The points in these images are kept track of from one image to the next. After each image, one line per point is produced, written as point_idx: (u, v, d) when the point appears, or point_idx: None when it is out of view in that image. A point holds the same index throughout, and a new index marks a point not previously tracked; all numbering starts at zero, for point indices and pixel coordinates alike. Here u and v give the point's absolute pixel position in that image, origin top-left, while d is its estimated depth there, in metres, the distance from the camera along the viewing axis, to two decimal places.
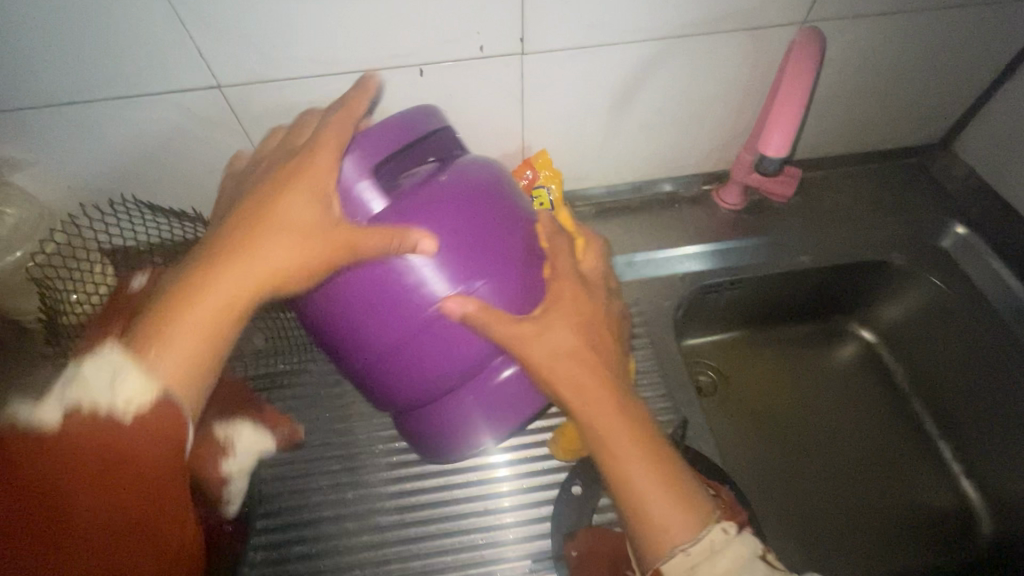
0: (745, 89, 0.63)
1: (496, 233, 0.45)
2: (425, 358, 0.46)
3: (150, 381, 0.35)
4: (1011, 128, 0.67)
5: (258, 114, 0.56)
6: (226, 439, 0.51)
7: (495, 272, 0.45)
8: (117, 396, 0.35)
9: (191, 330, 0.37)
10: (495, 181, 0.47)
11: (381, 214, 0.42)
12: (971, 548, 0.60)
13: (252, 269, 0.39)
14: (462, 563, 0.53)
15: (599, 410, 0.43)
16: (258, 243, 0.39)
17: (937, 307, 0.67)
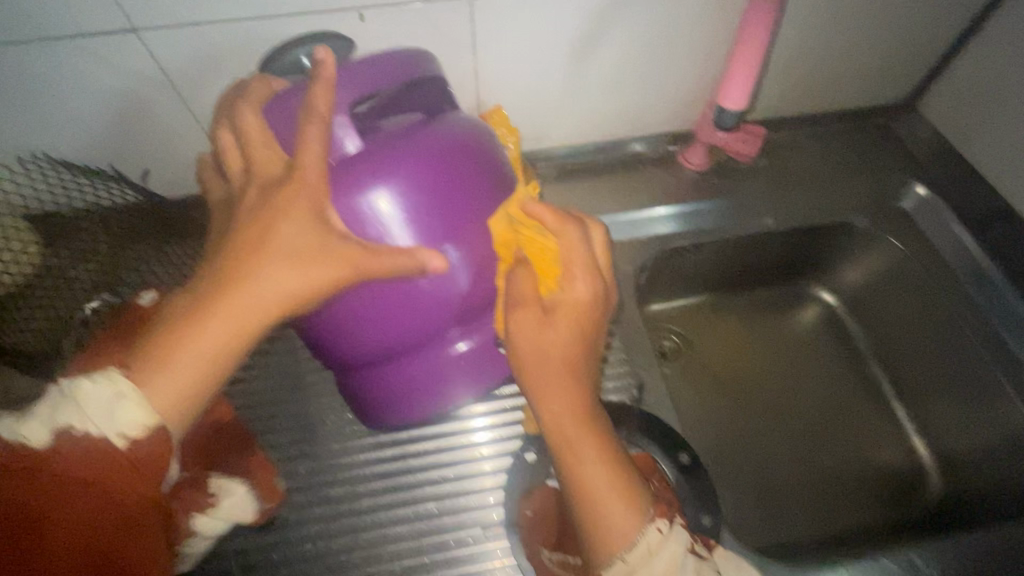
0: (710, 42, 0.60)
1: (477, 200, 0.45)
2: (378, 319, 0.45)
3: (147, 412, 0.36)
4: (975, 86, 0.66)
5: (184, 64, 0.51)
6: (213, 490, 0.46)
7: (471, 240, 0.45)
8: (110, 431, 0.36)
9: (193, 356, 0.37)
10: (482, 143, 0.46)
11: (362, 161, 0.41)
12: (920, 502, 0.62)
13: (255, 294, 0.38)
14: (418, 532, 0.51)
15: (561, 412, 0.44)
16: (258, 264, 0.38)
17: (897, 268, 0.67)
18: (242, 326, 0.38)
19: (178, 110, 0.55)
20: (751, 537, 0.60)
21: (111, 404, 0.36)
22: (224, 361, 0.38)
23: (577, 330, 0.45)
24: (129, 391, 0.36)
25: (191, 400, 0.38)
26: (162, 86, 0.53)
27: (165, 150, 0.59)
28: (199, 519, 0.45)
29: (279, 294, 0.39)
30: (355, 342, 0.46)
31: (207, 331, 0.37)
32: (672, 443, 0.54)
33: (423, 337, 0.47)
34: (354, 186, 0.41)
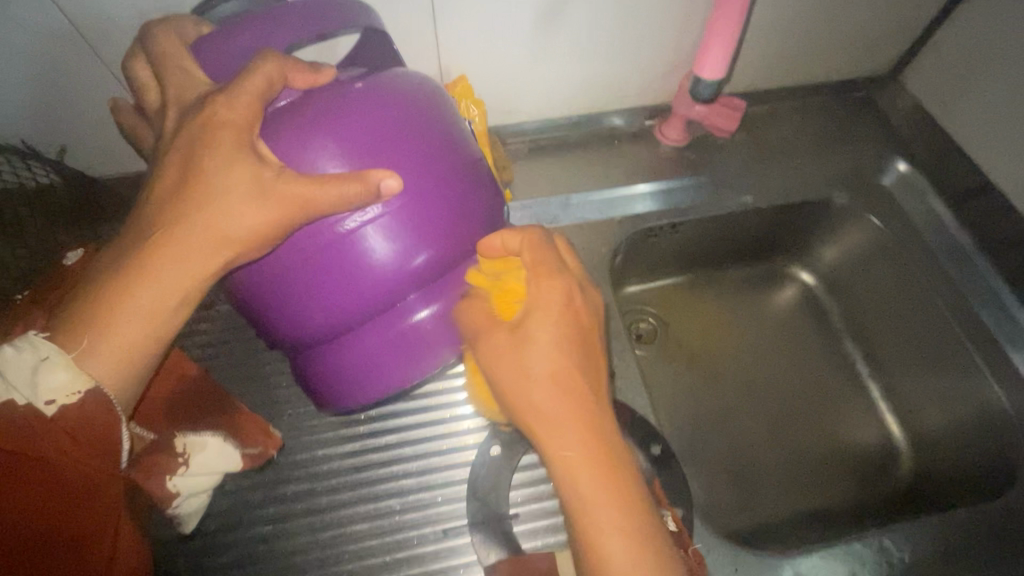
0: (687, 9, 0.56)
1: (422, 146, 0.40)
2: (325, 285, 0.40)
3: (79, 376, 0.36)
4: (959, 57, 0.64)
5: (105, 26, 0.46)
6: (182, 449, 0.45)
7: (415, 190, 0.40)
8: (37, 397, 0.35)
9: (128, 315, 0.37)
10: (428, 93, 0.41)
11: (289, 116, 0.37)
12: (893, 483, 0.61)
13: (185, 246, 0.37)
14: (378, 530, 0.49)
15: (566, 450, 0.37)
16: (185, 212, 0.37)
17: (877, 247, 0.66)
18: (178, 280, 0.37)
19: (104, 79, 0.50)
20: (724, 522, 0.59)
21: (36, 368, 0.35)
22: (160, 319, 0.38)
23: (566, 343, 0.39)
24: (54, 355, 0.35)
25: (128, 357, 0.37)
26: (83, 52, 0.47)
27: (94, 125, 0.54)
28: (172, 480, 0.44)
29: (213, 242, 0.37)
30: (305, 326, 0.42)
31: (140, 291, 0.37)
32: (645, 435, 0.52)
33: (369, 308, 0.42)
34: (291, 125, 0.37)
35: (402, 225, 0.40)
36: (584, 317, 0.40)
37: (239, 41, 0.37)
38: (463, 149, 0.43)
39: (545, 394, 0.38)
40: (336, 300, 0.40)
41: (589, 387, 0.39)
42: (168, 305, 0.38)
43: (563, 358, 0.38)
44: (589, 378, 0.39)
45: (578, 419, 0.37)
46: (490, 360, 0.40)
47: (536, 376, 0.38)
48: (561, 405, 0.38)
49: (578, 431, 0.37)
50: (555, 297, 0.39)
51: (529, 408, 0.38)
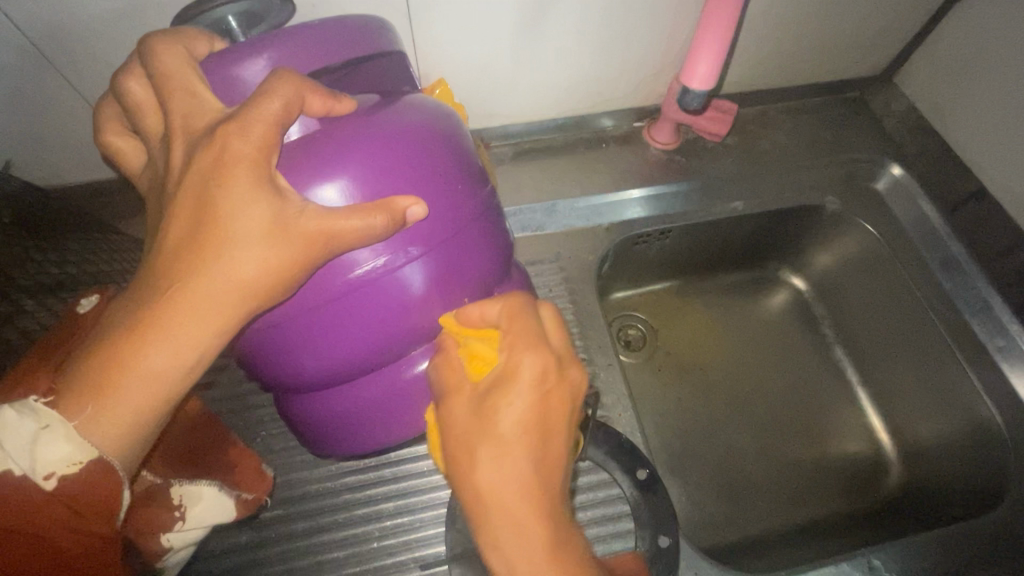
0: (675, 10, 0.54)
1: (449, 191, 0.37)
2: (343, 333, 0.37)
3: (81, 446, 0.32)
4: (954, 60, 0.62)
5: (54, 31, 0.43)
6: (179, 501, 0.42)
7: (441, 242, 0.37)
8: (36, 470, 0.32)
9: (137, 379, 0.32)
10: (450, 129, 0.38)
11: (301, 155, 0.34)
12: (881, 495, 0.61)
13: (196, 302, 0.32)
14: (356, 559, 0.47)
15: (511, 541, 0.31)
16: (193, 267, 0.32)
17: (869, 254, 0.64)
18: (190, 340, 0.32)
19: (56, 85, 0.47)
20: (709, 536, 0.58)
21: (35, 439, 0.32)
22: (170, 383, 0.33)
23: (531, 423, 0.32)
24: (55, 424, 0.32)
25: (136, 425, 0.33)
26: (31, 57, 0.44)
27: (48, 134, 0.51)
28: (166, 536, 0.41)
29: (226, 300, 0.32)
30: (305, 366, 0.39)
31: (146, 351, 0.32)
32: (631, 459, 0.51)
33: (385, 356, 0.40)
34: (310, 159, 0.33)
35: (427, 271, 0.37)
36: (556, 397, 0.33)
37: (251, 68, 0.33)
38: (482, 182, 0.40)
39: (497, 476, 0.31)
40: (352, 347, 0.38)
41: (551, 476, 0.32)
42: (181, 369, 0.33)
43: (526, 443, 0.32)
44: (545, 451, 0.32)
45: (529, 513, 0.31)
46: (448, 424, 0.34)
47: (487, 451, 0.32)
48: (513, 490, 0.31)
49: (526, 528, 0.31)
50: (529, 367, 0.33)
51: (473, 486, 0.32)
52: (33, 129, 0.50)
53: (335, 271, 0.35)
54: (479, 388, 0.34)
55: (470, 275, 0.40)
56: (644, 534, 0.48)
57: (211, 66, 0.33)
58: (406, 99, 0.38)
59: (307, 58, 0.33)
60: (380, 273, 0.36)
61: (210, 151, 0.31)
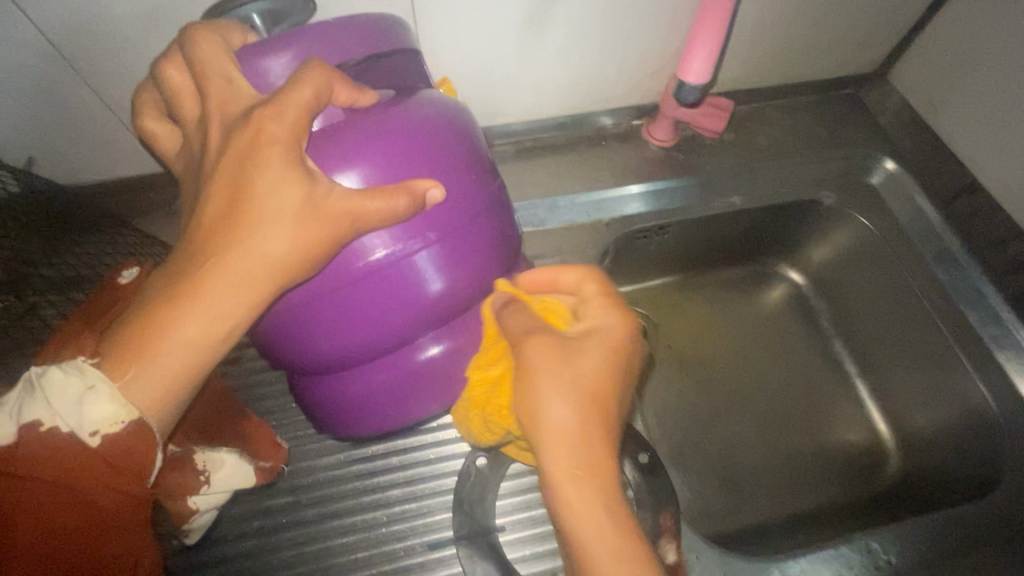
0: (671, 11, 0.56)
1: (462, 181, 0.39)
2: (358, 315, 0.39)
3: (123, 407, 0.32)
4: (945, 56, 0.63)
5: (74, 34, 0.45)
6: (203, 466, 0.44)
7: (454, 229, 0.39)
8: (81, 427, 0.32)
9: (177, 343, 0.32)
10: (463, 124, 0.40)
11: (324, 144, 0.35)
12: (879, 484, 0.62)
13: (235, 272, 0.33)
14: (365, 544, 0.49)
15: (569, 453, 0.34)
16: (232, 239, 0.33)
17: (865, 246, 0.65)
18: (228, 309, 0.33)
19: (75, 85, 0.48)
20: (710, 523, 0.59)
21: (82, 398, 0.32)
22: (207, 351, 0.33)
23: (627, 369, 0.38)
24: (99, 383, 0.32)
25: (174, 389, 0.33)
26: (52, 59, 0.46)
27: (65, 134, 0.52)
28: (193, 499, 0.43)
29: (262, 275, 0.34)
30: (319, 347, 0.40)
31: (186, 318, 0.32)
32: (632, 444, 0.52)
33: (397, 339, 0.42)
34: (332, 147, 0.35)
35: (441, 257, 0.39)
36: (628, 359, 0.39)
37: (273, 62, 0.35)
38: (492, 177, 0.42)
39: (566, 400, 0.35)
40: (367, 329, 0.40)
41: (617, 417, 0.36)
42: (218, 336, 0.33)
43: (611, 380, 0.36)
44: (614, 393, 0.36)
45: (596, 432, 0.34)
46: (528, 351, 0.37)
47: (617, 375, 0.37)
48: (588, 414, 0.35)
49: (593, 443, 0.34)
50: (607, 322, 0.38)
51: (549, 405, 0.35)
52: (51, 128, 0.51)
53: (354, 255, 0.37)
54: (576, 334, 0.38)
55: (481, 262, 0.41)
56: (645, 517, 0.49)
57: (242, 59, 0.35)
58: (419, 93, 0.40)
59: (330, 52, 0.35)
60: (396, 258, 0.37)
61: (232, 139, 0.32)
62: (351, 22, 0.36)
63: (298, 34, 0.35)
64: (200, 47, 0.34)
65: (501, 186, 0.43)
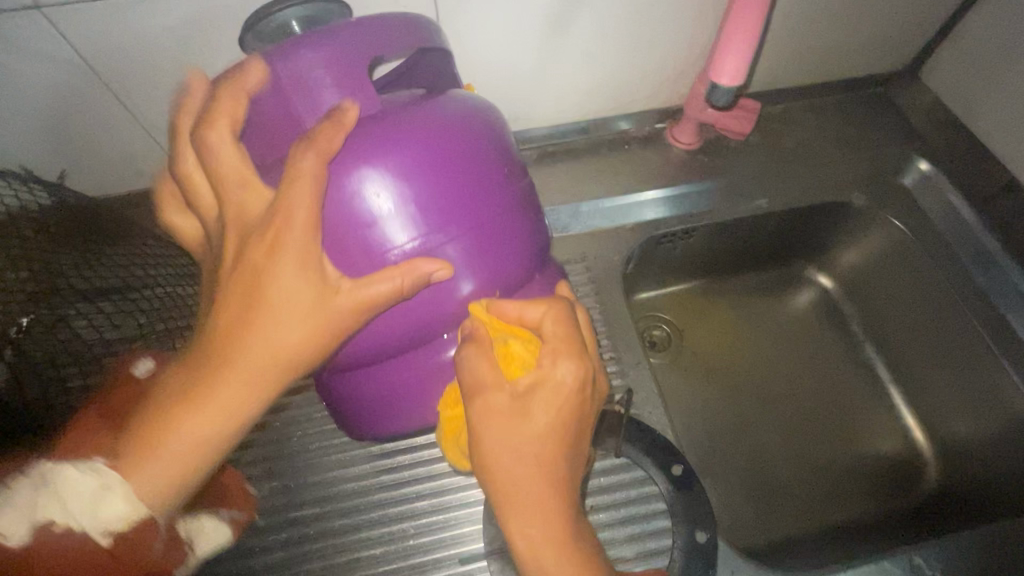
0: (696, 12, 0.55)
1: (489, 180, 0.38)
2: (386, 309, 0.38)
3: (135, 507, 0.35)
4: (980, 52, 0.61)
5: (102, 46, 0.45)
6: (189, 536, 0.44)
7: (479, 227, 0.38)
8: (89, 527, 0.35)
9: (189, 442, 0.34)
10: (492, 125, 0.39)
11: (349, 138, 0.35)
12: (917, 493, 0.60)
13: (245, 366, 0.34)
14: (393, 556, 0.48)
15: (536, 525, 0.34)
16: (248, 331, 0.34)
17: (899, 249, 0.63)
18: (235, 404, 0.34)
19: (104, 99, 0.49)
20: (742, 535, 0.57)
21: (95, 496, 0.35)
22: (224, 442, 0.35)
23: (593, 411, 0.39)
24: (112, 482, 0.35)
25: (186, 478, 0.35)
26: (83, 74, 0.46)
27: (93, 145, 0.53)
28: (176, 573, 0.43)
29: (271, 357, 0.34)
30: (347, 346, 0.40)
31: (201, 419, 0.34)
32: (665, 455, 0.50)
33: (415, 337, 0.41)
34: (358, 140, 0.35)
35: (469, 253, 0.38)
36: (589, 407, 0.38)
37: (302, 55, 0.34)
38: (519, 175, 0.41)
39: (528, 467, 0.35)
40: (395, 324, 0.39)
41: (573, 474, 0.36)
42: (235, 427, 0.35)
43: (561, 439, 0.36)
44: (572, 450, 0.36)
45: (557, 501, 0.35)
46: (481, 417, 0.36)
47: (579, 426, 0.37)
48: (543, 480, 0.35)
49: (553, 510, 0.35)
50: (572, 378, 0.36)
51: (509, 473, 0.35)
52: (82, 141, 0.52)
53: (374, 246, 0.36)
54: (520, 388, 0.36)
55: (510, 262, 0.40)
56: (679, 530, 0.48)
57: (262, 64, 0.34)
58: (448, 94, 0.39)
59: (358, 50, 0.34)
60: (427, 250, 0.37)
61: None
62: (388, 23, 0.36)
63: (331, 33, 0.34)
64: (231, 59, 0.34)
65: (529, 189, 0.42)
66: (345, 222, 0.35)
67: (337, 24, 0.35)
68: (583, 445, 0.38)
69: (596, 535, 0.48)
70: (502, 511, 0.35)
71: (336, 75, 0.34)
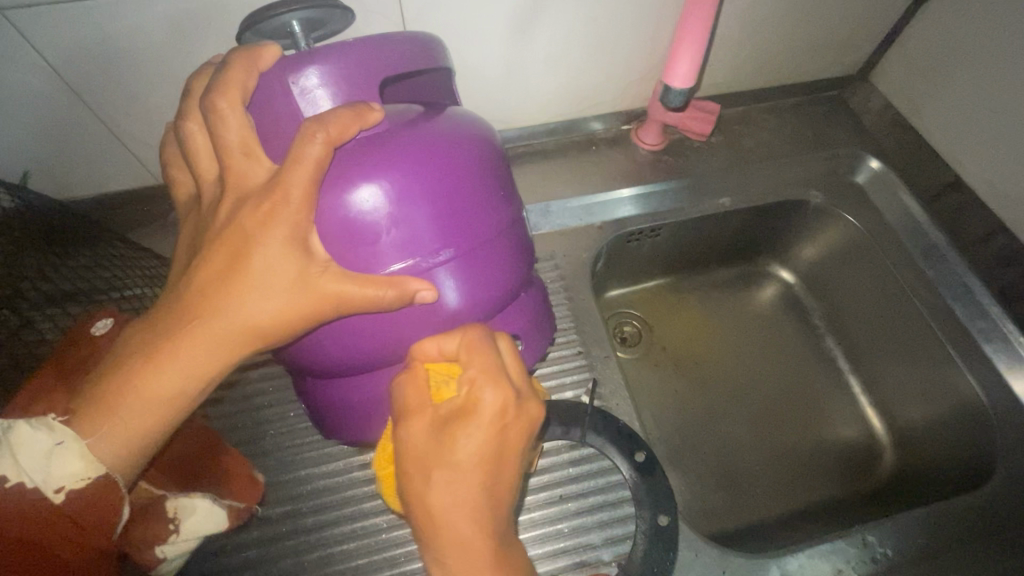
0: (656, 17, 0.57)
1: (483, 204, 0.39)
2: (386, 319, 0.39)
3: (92, 464, 0.34)
4: (925, 57, 0.65)
5: (67, 49, 0.45)
6: (173, 514, 0.41)
7: (474, 250, 0.40)
8: (48, 484, 0.33)
9: (140, 406, 0.34)
10: (489, 148, 0.40)
11: (355, 159, 0.35)
12: (872, 478, 0.62)
13: (214, 337, 0.34)
14: (365, 550, 0.49)
15: (454, 560, 0.34)
16: (219, 303, 0.34)
17: (852, 245, 0.66)
18: (196, 368, 0.34)
19: (72, 100, 0.49)
20: (710, 522, 0.59)
21: (50, 453, 0.34)
22: (174, 408, 0.35)
23: (485, 457, 0.35)
24: (69, 440, 0.34)
25: (138, 450, 0.35)
26: (48, 76, 0.46)
27: (58, 148, 0.52)
28: (162, 548, 0.40)
29: (236, 338, 0.35)
30: (321, 348, 0.40)
31: (161, 378, 0.34)
32: (630, 443, 0.52)
33: (406, 351, 0.42)
34: (363, 159, 0.35)
35: (462, 272, 0.40)
36: (514, 429, 0.36)
37: (307, 77, 0.34)
38: (515, 199, 0.43)
39: (450, 502, 0.34)
40: (391, 335, 0.40)
41: (496, 495, 0.35)
42: (187, 396, 0.35)
43: (485, 464, 0.35)
44: (481, 476, 0.35)
45: (477, 534, 0.34)
46: (411, 449, 0.36)
47: (442, 476, 0.34)
48: (461, 515, 0.34)
49: (473, 545, 0.34)
50: (490, 405, 0.35)
51: (426, 509, 0.34)
52: (52, 141, 0.52)
53: (373, 263, 0.37)
54: (444, 415, 0.36)
55: (497, 284, 0.42)
56: (643, 515, 0.49)
57: (272, 64, 0.35)
58: (448, 111, 0.40)
59: (382, 64, 0.36)
60: (431, 267, 0.38)
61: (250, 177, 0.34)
62: (392, 51, 0.36)
63: (326, 53, 0.35)
64: (228, 72, 0.34)
65: (519, 209, 0.44)
66: (347, 240, 0.36)
67: (347, 45, 0.35)
68: (517, 461, 0.37)
69: (564, 523, 0.50)
70: (427, 553, 0.35)
71: (338, 95, 0.35)
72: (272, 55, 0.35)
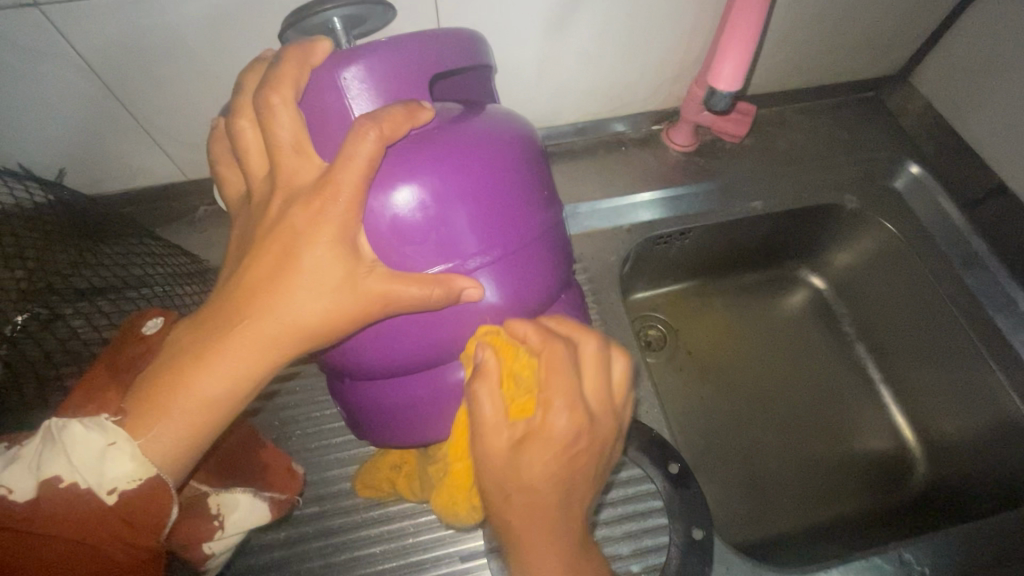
0: (694, 16, 0.55)
1: (524, 205, 0.39)
2: (424, 320, 0.39)
3: (143, 464, 0.33)
4: (971, 57, 0.63)
5: (102, 44, 0.45)
6: (217, 510, 0.41)
7: (515, 251, 0.39)
8: (101, 486, 0.33)
9: (191, 406, 0.33)
10: (529, 148, 0.40)
11: (397, 157, 0.35)
12: (905, 491, 0.61)
13: (265, 337, 0.34)
14: (393, 554, 0.48)
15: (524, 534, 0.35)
16: (268, 302, 0.34)
17: (890, 252, 0.64)
18: (247, 367, 0.34)
19: (105, 95, 0.49)
20: (738, 531, 0.58)
21: (102, 454, 0.33)
22: (224, 411, 0.34)
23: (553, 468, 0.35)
24: (122, 441, 0.33)
25: (186, 451, 0.34)
26: (82, 71, 0.46)
27: (90, 143, 0.52)
28: (208, 545, 0.40)
29: (287, 338, 0.34)
30: (356, 350, 0.40)
31: (212, 378, 0.33)
32: (662, 453, 0.51)
33: (444, 351, 0.41)
34: (406, 158, 0.35)
35: (501, 274, 0.39)
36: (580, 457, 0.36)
37: (348, 75, 0.34)
38: (554, 200, 0.42)
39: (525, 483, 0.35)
40: (429, 336, 0.40)
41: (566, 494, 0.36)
42: (236, 396, 0.34)
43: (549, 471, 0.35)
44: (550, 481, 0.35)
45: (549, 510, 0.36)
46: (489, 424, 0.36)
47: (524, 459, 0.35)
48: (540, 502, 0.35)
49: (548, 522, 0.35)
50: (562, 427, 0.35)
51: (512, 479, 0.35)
52: (85, 136, 0.52)
53: (413, 261, 0.36)
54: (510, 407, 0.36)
55: (535, 287, 0.41)
56: (676, 526, 0.49)
57: (312, 64, 0.34)
58: (488, 111, 0.40)
59: (428, 60, 0.36)
60: (472, 268, 0.37)
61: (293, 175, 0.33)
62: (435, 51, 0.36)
63: (368, 54, 0.34)
64: (270, 70, 0.34)
65: (558, 210, 0.43)
66: (388, 239, 0.35)
67: (390, 42, 0.34)
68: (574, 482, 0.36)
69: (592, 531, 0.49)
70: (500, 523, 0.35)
71: (381, 92, 0.35)
72: (327, 49, 0.35)
